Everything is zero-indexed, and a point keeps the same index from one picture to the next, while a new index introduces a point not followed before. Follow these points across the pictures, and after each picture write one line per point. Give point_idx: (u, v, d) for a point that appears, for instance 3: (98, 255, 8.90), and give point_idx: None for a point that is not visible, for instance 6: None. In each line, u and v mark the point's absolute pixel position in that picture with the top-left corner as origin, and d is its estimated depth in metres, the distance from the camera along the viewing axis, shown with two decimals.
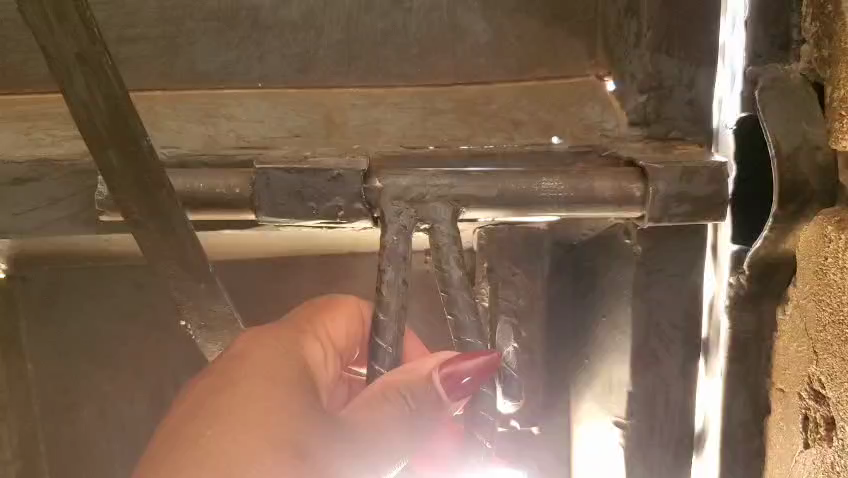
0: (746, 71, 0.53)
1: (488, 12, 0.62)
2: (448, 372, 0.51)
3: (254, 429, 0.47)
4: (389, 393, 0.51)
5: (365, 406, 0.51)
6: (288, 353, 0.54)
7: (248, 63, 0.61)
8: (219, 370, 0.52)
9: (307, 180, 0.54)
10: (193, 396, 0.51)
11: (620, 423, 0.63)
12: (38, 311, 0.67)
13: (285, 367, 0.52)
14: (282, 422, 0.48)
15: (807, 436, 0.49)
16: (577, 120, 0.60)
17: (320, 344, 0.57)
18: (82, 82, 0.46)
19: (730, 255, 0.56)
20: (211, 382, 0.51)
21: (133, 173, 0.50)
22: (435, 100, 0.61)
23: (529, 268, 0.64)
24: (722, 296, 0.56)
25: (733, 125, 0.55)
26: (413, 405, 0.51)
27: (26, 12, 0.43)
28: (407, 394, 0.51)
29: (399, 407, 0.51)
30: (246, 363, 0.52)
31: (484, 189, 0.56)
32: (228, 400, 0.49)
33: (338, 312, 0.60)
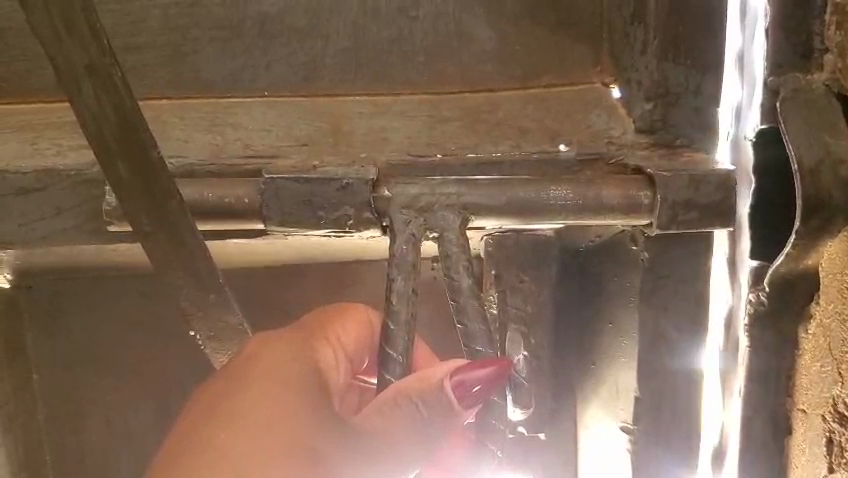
0: (768, 81, 0.53)
1: (494, 19, 0.61)
2: (459, 380, 0.50)
3: (265, 433, 0.50)
4: (401, 400, 0.51)
5: (378, 410, 0.52)
6: (295, 355, 0.54)
7: (255, 71, 0.61)
8: (229, 369, 0.53)
9: (316, 189, 0.54)
10: (207, 393, 0.53)
11: (626, 429, 0.63)
12: (42, 323, 0.66)
13: (296, 370, 0.54)
14: (286, 425, 0.51)
15: (832, 461, 0.52)
16: (584, 127, 0.59)
17: (330, 346, 0.56)
18: (91, 93, 0.46)
19: (748, 271, 0.55)
20: (219, 381, 0.53)
21: (141, 184, 0.49)
22: (441, 108, 0.61)
23: (536, 274, 0.64)
24: (743, 312, 0.56)
25: (752, 136, 0.54)
26: (424, 411, 0.51)
27: (35, 22, 0.43)
28: (418, 400, 0.51)
29: (411, 413, 0.51)
30: (256, 366, 0.53)
31: (495, 197, 0.56)
32: (238, 405, 0.52)
33: (345, 315, 0.59)
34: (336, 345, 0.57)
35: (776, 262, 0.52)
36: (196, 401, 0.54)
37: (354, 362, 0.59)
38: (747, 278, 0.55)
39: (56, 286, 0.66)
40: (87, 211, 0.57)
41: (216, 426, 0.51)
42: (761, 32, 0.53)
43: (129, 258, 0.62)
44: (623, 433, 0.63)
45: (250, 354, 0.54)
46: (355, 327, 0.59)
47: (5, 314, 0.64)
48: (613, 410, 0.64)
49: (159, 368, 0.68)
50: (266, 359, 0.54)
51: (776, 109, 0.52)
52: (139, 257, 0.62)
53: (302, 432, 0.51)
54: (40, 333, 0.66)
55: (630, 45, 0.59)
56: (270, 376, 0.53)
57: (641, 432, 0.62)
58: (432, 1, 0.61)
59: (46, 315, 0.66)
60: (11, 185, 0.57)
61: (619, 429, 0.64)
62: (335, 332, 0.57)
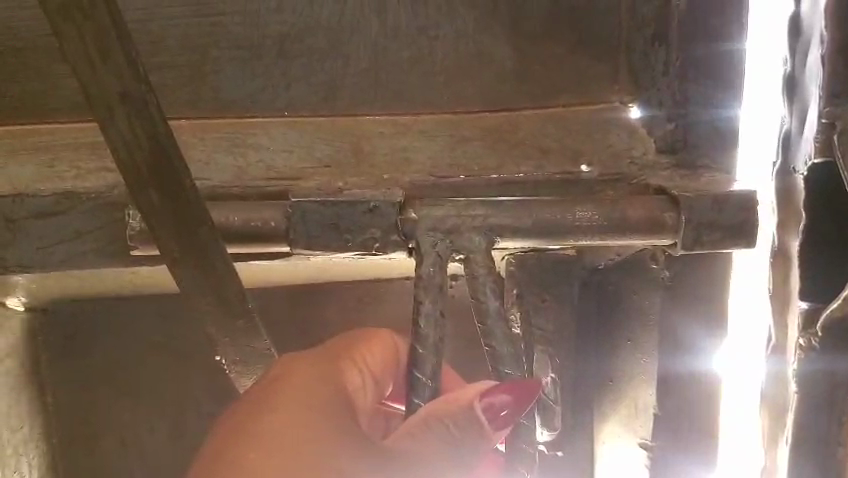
0: (824, 113, 0.51)
1: (514, 39, 0.61)
2: (489, 402, 0.50)
3: (289, 458, 0.48)
4: (432, 422, 0.51)
5: (409, 433, 0.51)
6: (322, 380, 0.53)
7: (275, 92, 0.61)
8: (258, 392, 0.52)
9: (343, 212, 0.54)
10: (230, 421, 0.51)
11: (644, 445, 0.64)
12: (60, 346, 0.63)
13: (326, 396, 0.52)
14: (319, 454, 0.49)
15: None
16: (604, 147, 0.60)
17: (358, 370, 0.55)
18: (124, 121, 0.45)
19: (799, 313, 0.54)
20: (244, 408, 0.51)
21: (172, 211, 0.48)
22: (462, 129, 0.61)
23: (557, 294, 0.63)
24: (790, 358, 0.55)
25: (803, 171, 0.53)
26: (456, 433, 0.50)
27: (69, 52, 0.42)
28: (449, 422, 0.51)
29: (441, 435, 0.50)
30: (286, 392, 0.52)
31: (519, 219, 0.56)
32: (265, 432, 0.49)
33: (369, 347, 0.56)
34: (366, 371, 0.55)
35: (831, 306, 0.52)
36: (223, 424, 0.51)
37: (384, 387, 0.57)
38: (796, 321, 0.54)
39: (73, 310, 0.63)
40: (108, 235, 0.56)
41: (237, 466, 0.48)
42: (815, 58, 0.52)
43: (150, 283, 0.61)
44: (641, 450, 0.64)
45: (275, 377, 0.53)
46: (387, 352, 0.57)
47: (21, 337, 0.62)
48: (631, 427, 0.65)
49: (179, 387, 0.64)
50: (293, 384, 0.52)
51: (833, 142, 0.51)
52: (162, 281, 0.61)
53: (333, 461, 0.49)
54: (56, 354, 0.64)
55: (650, 66, 0.60)
56: (293, 403, 0.51)
57: (658, 447, 0.64)
58: (452, 22, 0.61)
59: (63, 340, 0.63)
60: (30, 208, 0.56)
61: (637, 445, 0.65)
62: (362, 353, 0.56)
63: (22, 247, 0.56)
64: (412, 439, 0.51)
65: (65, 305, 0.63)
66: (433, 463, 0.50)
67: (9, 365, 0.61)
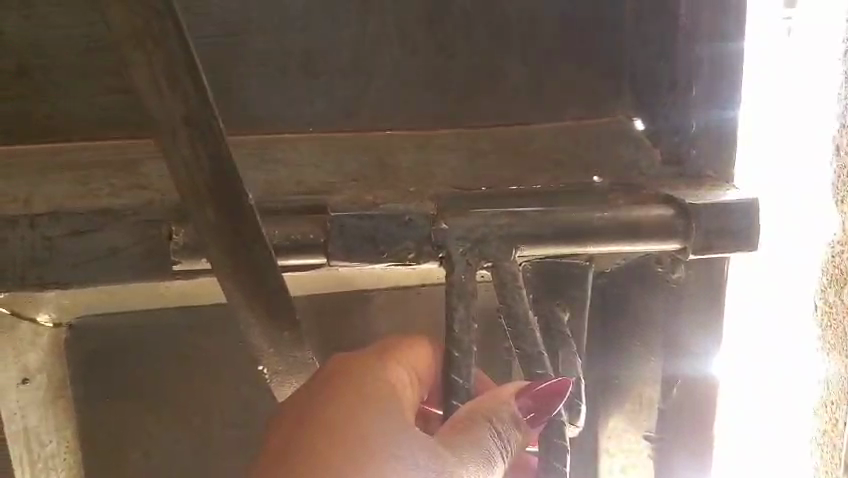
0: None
1: (525, 57, 0.65)
2: (525, 397, 0.55)
3: (341, 448, 0.51)
4: (477, 417, 0.54)
5: (453, 428, 0.54)
6: (373, 382, 0.55)
7: (298, 108, 0.63)
8: (301, 395, 0.54)
9: (379, 225, 0.57)
10: (282, 423, 0.54)
11: (649, 437, 0.70)
12: (87, 365, 0.64)
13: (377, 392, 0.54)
14: (368, 444, 0.52)
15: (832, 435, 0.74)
16: (615, 161, 0.64)
17: (402, 369, 0.57)
18: (186, 143, 0.47)
19: None
20: (292, 410, 0.54)
21: (227, 231, 0.50)
22: (478, 141, 0.65)
23: (573, 298, 0.66)
24: None
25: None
26: (500, 427, 0.54)
27: (136, 77, 0.45)
28: (494, 417, 0.54)
29: (487, 428, 0.54)
30: (332, 393, 0.54)
31: (542, 225, 0.59)
32: (319, 426, 0.52)
33: (407, 352, 0.58)
34: (417, 380, 0.58)
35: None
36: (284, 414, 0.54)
37: (428, 393, 0.59)
38: None
39: (98, 324, 0.63)
40: (142, 250, 0.56)
41: (300, 455, 0.51)
42: None
43: (198, 293, 0.62)
44: (645, 442, 0.70)
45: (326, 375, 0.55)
46: (425, 357, 0.59)
47: (49, 353, 0.62)
48: (635, 422, 0.70)
49: (209, 394, 0.66)
50: (340, 385, 0.54)
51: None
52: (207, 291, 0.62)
53: (378, 449, 0.51)
54: (80, 368, 0.64)
55: (655, 83, 0.63)
56: (348, 403, 0.53)
57: (661, 439, 0.70)
58: (468, 39, 0.64)
59: (90, 354, 0.64)
60: (66, 227, 0.56)
61: (641, 438, 0.70)
62: (402, 358, 0.58)
63: (59, 266, 0.56)
64: (455, 432, 0.53)
65: (95, 320, 0.63)
66: (476, 455, 0.53)
67: (40, 381, 0.62)
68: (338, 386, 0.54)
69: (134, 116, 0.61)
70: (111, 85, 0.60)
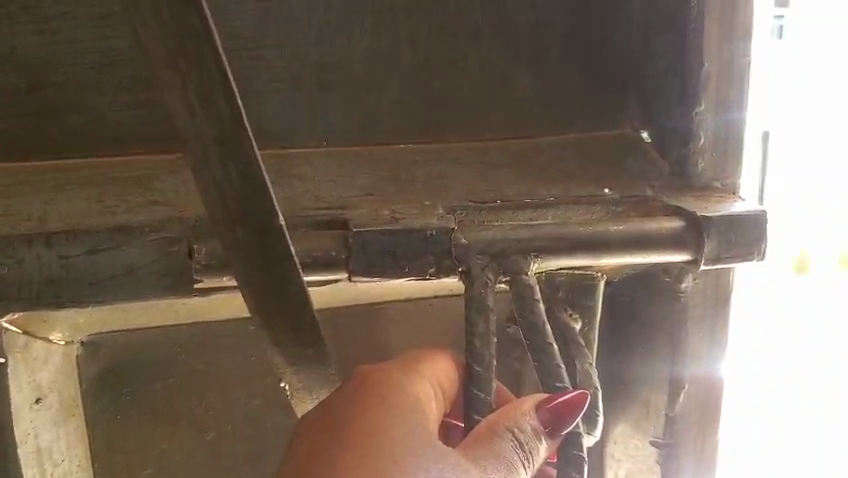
0: None
1: (537, 69, 0.65)
2: (545, 408, 0.56)
3: (369, 455, 0.52)
4: (498, 428, 0.55)
5: (474, 440, 0.54)
6: (407, 393, 0.56)
7: (313, 123, 0.63)
8: (334, 398, 0.55)
9: (399, 240, 0.57)
10: (313, 425, 0.54)
11: (656, 443, 0.71)
12: (101, 381, 0.64)
13: (402, 401, 0.55)
14: (402, 453, 0.53)
15: None
16: (623, 172, 0.65)
17: (428, 382, 0.58)
18: (217, 163, 0.46)
19: None
20: (325, 413, 0.54)
21: (256, 249, 0.49)
22: (490, 155, 0.65)
23: (583, 307, 0.66)
24: None
25: None
26: (521, 437, 0.55)
27: (168, 99, 0.44)
28: (514, 428, 0.55)
29: (507, 439, 0.54)
30: (367, 400, 0.55)
31: (559, 240, 0.59)
32: (353, 430, 0.53)
33: (430, 364, 0.59)
34: (443, 395, 0.59)
35: None
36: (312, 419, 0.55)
37: (451, 406, 0.60)
38: None
39: (110, 341, 0.64)
40: (161, 268, 0.56)
41: (333, 457, 0.52)
42: None
43: (232, 306, 0.62)
44: (652, 447, 0.71)
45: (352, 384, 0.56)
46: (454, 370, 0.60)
47: (59, 372, 0.62)
48: (641, 427, 0.71)
49: (222, 409, 0.67)
50: (376, 394, 0.55)
51: None
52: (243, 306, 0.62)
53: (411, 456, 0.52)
54: (91, 387, 0.64)
55: (664, 95, 0.64)
56: (383, 411, 0.54)
57: (667, 444, 0.70)
58: (479, 53, 0.64)
59: (102, 371, 0.64)
60: (83, 245, 0.55)
61: (647, 443, 0.71)
62: (432, 373, 0.59)
63: (74, 284, 0.55)
64: (478, 445, 0.54)
65: (108, 338, 0.64)
66: (499, 467, 0.53)
67: (52, 399, 0.61)
68: (365, 395, 0.55)
69: (149, 132, 0.60)
70: (125, 100, 0.59)
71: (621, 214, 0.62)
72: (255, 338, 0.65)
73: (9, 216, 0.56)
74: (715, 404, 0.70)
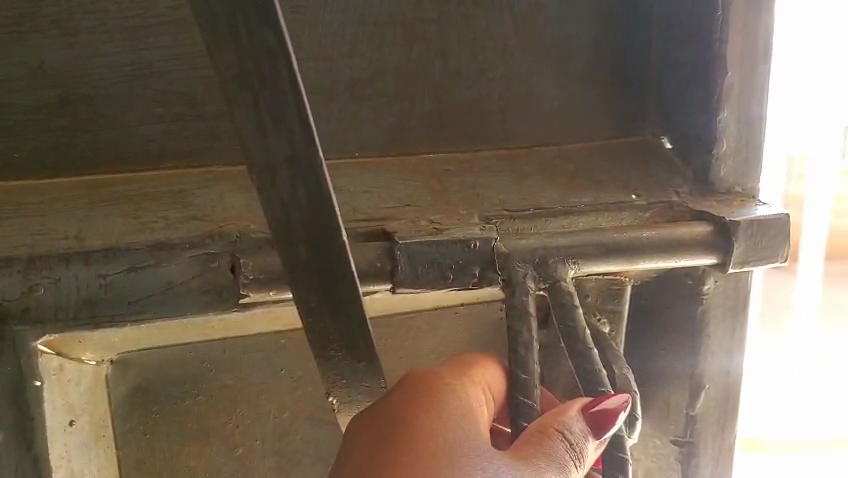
0: None
1: (560, 78, 0.65)
2: (591, 410, 0.53)
3: (422, 449, 0.49)
4: (547, 429, 0.51)
5: (523, 443, 0.51)
6: (472, 397, 0.54)
7: (345, 135, 0.62)
8: (402, 394, 0.52)
9: (445, 251, 0.56)
10: (376, 423, 0.51)
11: (678, 442, 0.73)
12: (130, 401, 0.63)
13: (455, 400, 0.53)
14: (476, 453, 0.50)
15: None
16: (649, 179, 0.66)
17: (480, 387, 0.56)
18: (286, 183, 0.46)
19: None
20: (382, 407, 0.52)
21: (317, 267, 0.49)
22: (519, 163, 0.65)
23: (611, 312, 0.68)
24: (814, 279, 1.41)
25: None
26: (570, 438, 0.51)
27: (239, 118, 0.44)
28: (564, 429, 0.51)
29: (557, 439, 0.51)
30: (438, 401, 0.52)
31: (597, 247, 0.60)
32: (430, 429, 0.50)
33: (479, 369, 0.57)
34: (493, 398, 0.56)
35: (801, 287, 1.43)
36: (365, 417, 0.52)
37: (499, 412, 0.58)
38: None
39: (140, 358, 0.62)
40: (202, 285, 0.54)
41: (410, 457, 0.49)
42: None
43: (269, 320, 0.62)
44: (672, 446, 0.73)
45: (404, 384, 0.54)
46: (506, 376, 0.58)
47: (90, 392, 0.60)
48: (663, 428, 0.73)
49: (252, 424, 0.66)
50: (444, 396, 0.53)
51: None
52: (283, 320, 0.62)
53: (487, 451, 0.50)
54: (120, 406, 0.62)
55: (686, 105, 0.65)
56: (455, 412, 0.52)
57: (688, 442, 0.72)
58: (507, 63, 0.64)
59: (131, 389, 0.62)
60: (123, 263, 0.53)
61: (668, 443, 0.73)
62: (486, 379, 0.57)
63: (112, 304, 0.53)
64: (527, 448, 0.50)
65: (138, 355, 0.62)
66: (551, 467, 0.49)
67: (84, 421, 0.59)
68: (419, 392, 0.52)
69: (181, 147, 0.59)
70: (157, 114, 0.58)
71: (648, 220, 0.63)
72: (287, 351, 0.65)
73: (44, 235, 0.54)
74: (732, 401, 0.72)
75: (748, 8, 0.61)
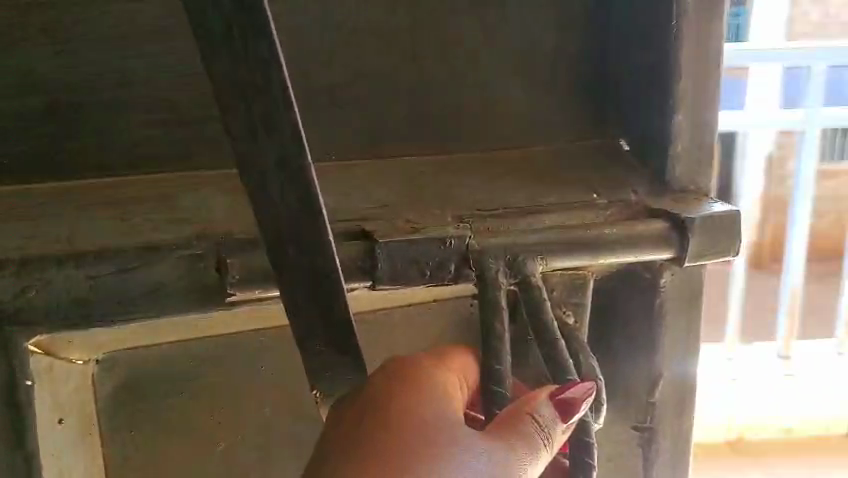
0: None
1: (524, 83, 0.69)
2: (561, 400, 0.54)
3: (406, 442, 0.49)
4: (520, 414, 0.52)
5: (497, 428, 0.51)
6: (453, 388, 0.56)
7: (323, 138, 0.66)
8: (401, 373, 0.54)
9: (422, 249, 0.59)
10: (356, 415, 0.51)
11: (639, 428, 0.77)
12: (115, 400, 0.64)
13: (430, 392, 0.53)
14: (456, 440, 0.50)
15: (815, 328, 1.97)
16: (610, 178, 0.70)
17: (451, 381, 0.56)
18: (277, 185, 0.46)
19: None
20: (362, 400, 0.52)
21: (305, 268, 0.49)
22: (488, 165, 0.69)
23: (577, 307, 0.72)
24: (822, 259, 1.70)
25: None
26: (541, 423, 0.52)
27: (231, 123, 0.45)
28: (535, 414, 0.52)
29: (527, 424, 0.51)
30: (430, 387, 0.53)
31: (563, 243, 0.63)
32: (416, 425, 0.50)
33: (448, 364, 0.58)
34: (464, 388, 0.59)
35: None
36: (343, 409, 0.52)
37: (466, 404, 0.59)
38: None
39: (126, 358, 0.64)
40: (189, 285, 0.56)
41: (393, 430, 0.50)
42: None
43: (252, 318, 0.64)
44: (633, 432, 0.77)
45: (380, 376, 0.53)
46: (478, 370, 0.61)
47: (78, 390, 0.62)
48: (625, 415, 0.77)
49: (235, 419, 0.68)
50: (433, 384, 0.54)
51: None
52: (265, 317, 0.65)
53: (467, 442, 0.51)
54: (105, 404, 0.64)
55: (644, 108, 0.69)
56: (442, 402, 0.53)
57: (649, 428, 0.77)
58: (474, 70, 0.68)
59: (117, 388, 0.64)
60: (113, 264, 0.54)
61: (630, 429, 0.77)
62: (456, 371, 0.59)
63: (102, 304, 0.55)
64: (499, 432, 0.51)
65: (124, 355, 0.64)
66: (521, 449, 0.50)
67: (73, 419, 0.61)
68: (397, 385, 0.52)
69: (166, 151, 0.62)
70: (142, 119, 0.61)
71: (610, 218, 0.66)
72: (269, 348, 0.67)
73: (35, 238, 0.55)
74: (690, 388, 0.76)
75: (699, 18, 0.65)
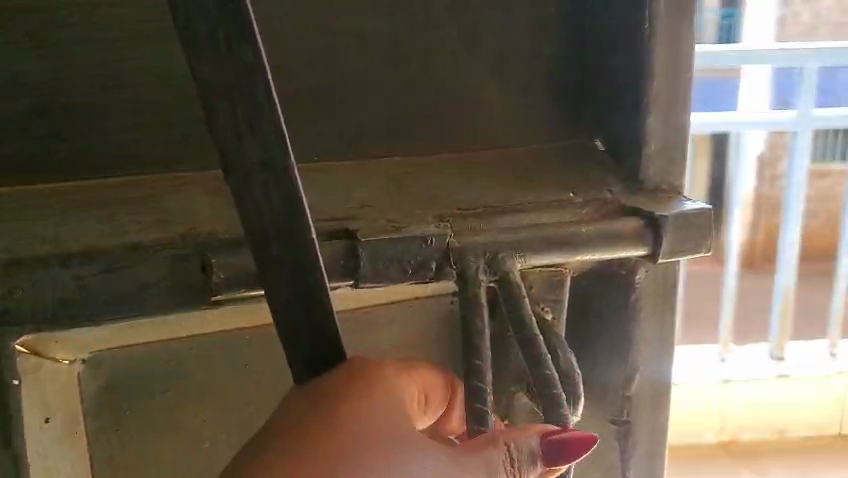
0: None
1: (501, 85, 0.71)
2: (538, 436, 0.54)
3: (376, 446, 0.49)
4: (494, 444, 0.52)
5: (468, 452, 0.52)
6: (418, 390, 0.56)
7: (305, 140, 0.67)
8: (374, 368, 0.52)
9: (404, 247, 0.61)
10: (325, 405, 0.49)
11: (617, 422, 0.78)
12: (100, 399, 0.65)
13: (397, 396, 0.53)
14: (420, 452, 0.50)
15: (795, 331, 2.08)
16: (586, 178, 0.71)
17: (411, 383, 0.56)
18: (261, 185, 0.47)
19: None
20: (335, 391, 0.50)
21: (288, 269, 0.48)
22: (466, 165, 0.70)
23: (555, 304, 0.74)
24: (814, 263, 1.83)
25: None
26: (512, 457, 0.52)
27: (217, 124, 0.46)
28: (509, 447, 0.53)
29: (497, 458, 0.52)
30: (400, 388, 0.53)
31: (541, 241, 0.65)
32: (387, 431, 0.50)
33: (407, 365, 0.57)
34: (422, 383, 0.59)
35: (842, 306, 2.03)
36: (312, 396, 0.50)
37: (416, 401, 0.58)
38: None
39: (112, 358, 0.65)
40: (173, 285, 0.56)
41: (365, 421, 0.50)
42: None
43: (236, 313, 0.66)
44: (611, 426, 0.79)
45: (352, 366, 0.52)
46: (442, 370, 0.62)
47: (64, 389, 0.63)
48: (602, 410, 0.78)
49: (218, 417, 0.69)
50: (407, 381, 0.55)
51: None
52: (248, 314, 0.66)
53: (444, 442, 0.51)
54: (90, 403, 0.65)
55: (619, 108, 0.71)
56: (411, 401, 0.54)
57: (625, 422, 0.78)
58: (452, 72, 0.69)
59: (102, 387, 0.65)
60: (99, 264, 0.55)
61: (608, 423, 0.79)
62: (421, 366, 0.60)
63: (88, 304, 0.55)
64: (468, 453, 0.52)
65: (109, 355, 0.65)
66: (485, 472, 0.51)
67: (59, 419, 0.62)
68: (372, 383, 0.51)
69: (151, 153, 0.63)
70: (126, 121, 0.62)
71: (586, 217, 0.67)
72: (252, 346, 0.68)
73: (21, 239, 0.56)
74: (666, 382, 0.77)
75: (671, 20, 0.67)
